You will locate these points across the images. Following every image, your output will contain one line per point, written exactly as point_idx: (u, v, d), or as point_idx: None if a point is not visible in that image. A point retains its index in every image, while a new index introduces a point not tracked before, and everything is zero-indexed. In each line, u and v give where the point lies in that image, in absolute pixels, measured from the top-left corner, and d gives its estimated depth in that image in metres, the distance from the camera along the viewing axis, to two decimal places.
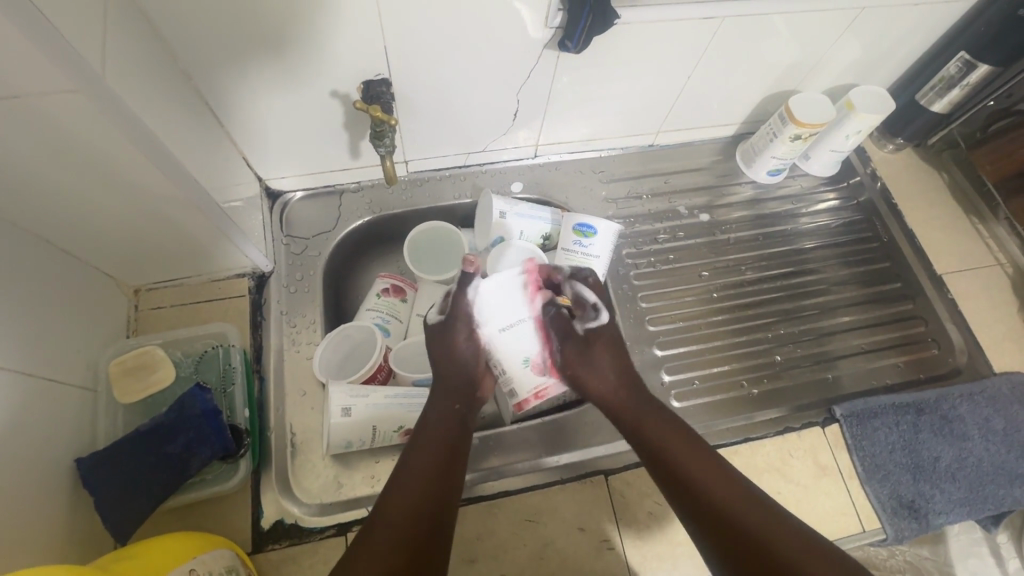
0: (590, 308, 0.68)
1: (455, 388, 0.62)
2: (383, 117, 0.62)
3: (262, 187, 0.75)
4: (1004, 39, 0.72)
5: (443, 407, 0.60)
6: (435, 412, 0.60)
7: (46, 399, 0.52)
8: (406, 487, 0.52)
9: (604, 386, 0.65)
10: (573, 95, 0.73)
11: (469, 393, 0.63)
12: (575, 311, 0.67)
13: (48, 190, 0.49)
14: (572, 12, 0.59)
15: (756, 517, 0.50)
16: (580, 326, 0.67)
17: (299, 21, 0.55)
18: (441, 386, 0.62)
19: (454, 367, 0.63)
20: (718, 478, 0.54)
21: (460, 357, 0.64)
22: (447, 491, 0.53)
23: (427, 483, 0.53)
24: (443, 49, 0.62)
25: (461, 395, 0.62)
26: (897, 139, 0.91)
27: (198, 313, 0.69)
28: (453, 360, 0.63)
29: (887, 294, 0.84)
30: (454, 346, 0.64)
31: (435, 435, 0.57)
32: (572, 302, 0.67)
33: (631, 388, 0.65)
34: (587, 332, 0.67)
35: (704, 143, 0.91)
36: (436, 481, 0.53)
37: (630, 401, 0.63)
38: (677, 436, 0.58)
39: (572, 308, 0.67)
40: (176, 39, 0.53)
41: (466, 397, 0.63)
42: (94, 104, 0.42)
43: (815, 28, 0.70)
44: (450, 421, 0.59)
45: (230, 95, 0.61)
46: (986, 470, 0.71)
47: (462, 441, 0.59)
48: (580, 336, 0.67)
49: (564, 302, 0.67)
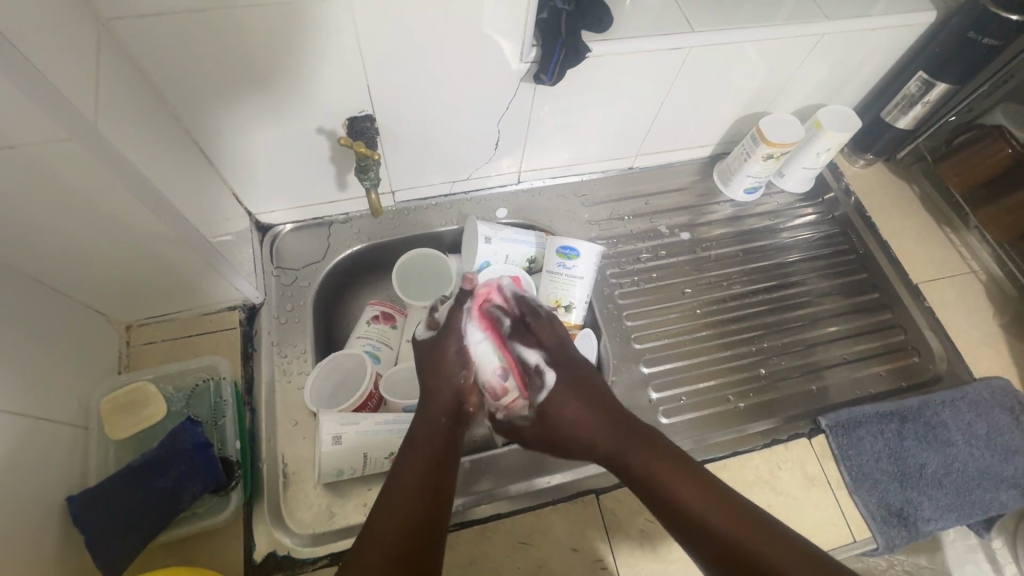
0: (551, 353, 0.67)
1: (442, 402, 0.63)
2: (367, 152, 0.65)
3: (253, 221, 0.77)
4: (958, 60, 0.76)
5: (429, 424, 0.61)
6: (422, 426, 0.60)
7: (37, 439, 0.52)
8: (396, 505, 0.53)
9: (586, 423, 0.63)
10: (553, 123, 0.76)
11: (457, 407, 0.64)
12: (533, 356, 0.67)
13: (43, 231, 0.50)
14: (547, 47, 0.63)
15: (718, 515, 0.54)
16: (539, 372, 0.66)
17: (284, 62, 0.57)
18: (429, 402, 0.62)
19: (441, 382, 0.63)
20: (689, 480, 0.57)
21: (447, 369, 0.64)
22: (438, 509, 0.54)
23: (414, 497, 0.54)
24: (424, 86, 0.65)
25: (446, 408, 0.63)
26: (867, 154, 0.95)
27: (190, 347, 0.70)
28: (444, 372, 0.64)
29: (867, 304, 0.86)
30: (443, 354, 0.64)
31: (421, 454, 0.57)
32: (534, 348, 0.67)
33: (615, 417, 0.63)
34: (547, 379, 0.66)
35: (682, 164, 0.94)
36: (425, 498, 0.54)
37: (614, 427, 0.63)
38: (648, 450, 0.60)
39: (531, 352, 0.67)
40: (167, 85, 0.56)
41: (452, 410, 0.63)
42: (87, 151, 0.44)
43: (779, 54, 0.74)
44: (435, 438, 0.60)
45: (220, 134, 0.63)
46: (972, 475, 0.71)
47: (450, 459, 0.59)
48: (540, 383, 0.66)
49: (523, 346, 0.67)
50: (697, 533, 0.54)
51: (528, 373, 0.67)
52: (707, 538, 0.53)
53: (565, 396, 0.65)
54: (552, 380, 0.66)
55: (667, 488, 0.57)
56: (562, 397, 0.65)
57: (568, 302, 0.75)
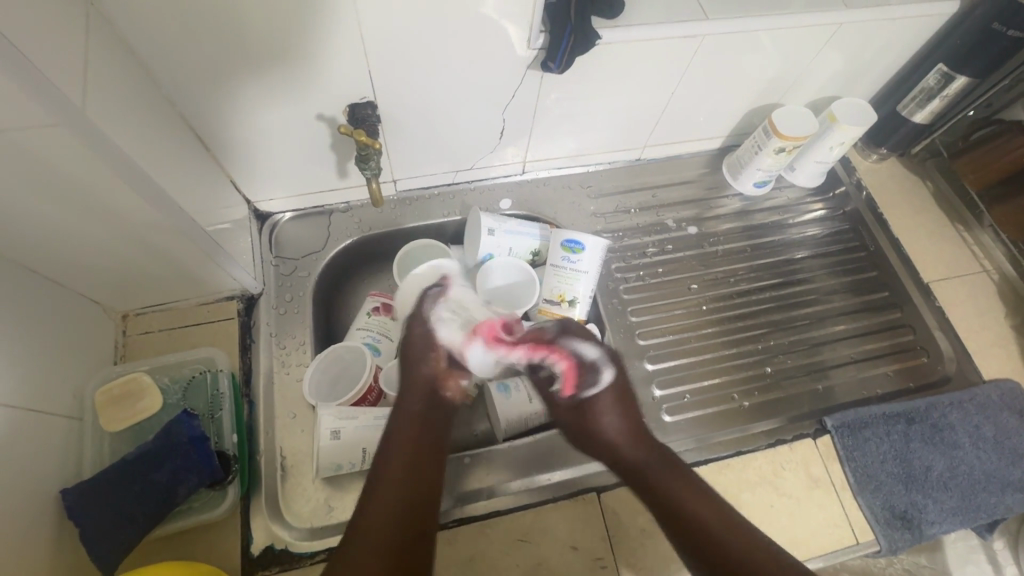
0: (605, 352, 0.67)
1: (418, 388, 0.62)
2: (368, 140, 0.63)
3: (251, 209, 0.76)
4: (980, 52, 0.73)
5: (403, 412, 0.60)
6: (401, 414, 0.60)
7: (30, 430, 0.52)
8: (378, 498, 0.52)
9: (620, 435, 0.63)
10: (560, 112, 0.74)
11: (433, 393, 0.62)
12: (589, 352, 0.67)
13: (32, 220, 0.49)
14: (555, 33, 0.60)
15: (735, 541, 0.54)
16: (595, 368, 0.66)
17: (282, 45, 0.55)
18: (407, 389, 0.62)
19: (415, 370, 0.63)
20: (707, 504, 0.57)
21: (416, 359, 0.63)
22: (422, 498, 0.54)
23: (396, 488, 0.53)
24: (428, 72, 0.63)
25: (421, 395, 0.62)
26: (880, 148, 0.93)
27: (186, 337, 0.69)
28: (415, 359, 0.63)
29: (875, 302, 0.85)
30: (411, 339, 0.65)
31: (397, 446, 0.57)
32: (592, 344, 0.67)
33: (645, 438, 0.64)
34: (602, 376, 0.66)
35: (691, 156, 0.92)
36: (405, 488, 0.54)
37: (645, 446, 0.63)
38: (681, 477, 0.59)
39: (589, 348, 0.66)
40: (161, 68, 0.54)
41: (432, 395, 0.62)
42: (74, 137, 0.43)
43: (794, 44, 0.72)
44: (415, 425, 0.59)
45: (216, 119, 0.61)
46: (978, 478, 0.71)
47: (430, 445, 0.58)
48: (594, 379, 0.66)
49: (580, 342, 0.66)
50: (693, 544, 0.55)
51: (582, 368, 0.66)
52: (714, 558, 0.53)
53: (610, 400, 0.65)
54: (607, 378, 0.67)
55: (679, 501, 0.57)
56: (609, 399, 0.66)
57: (572, 296, 0.73)
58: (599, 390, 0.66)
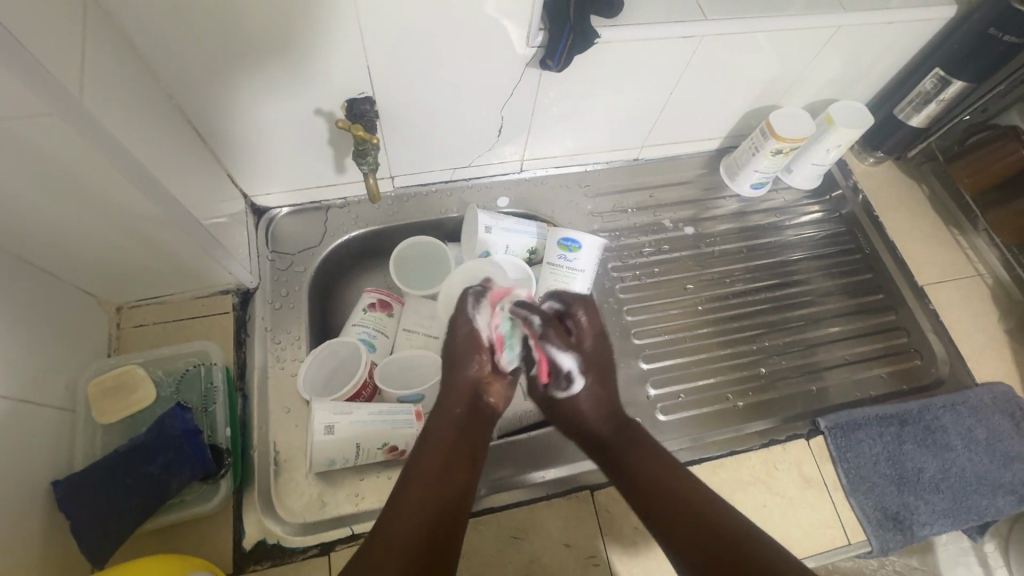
0: (583, 362, 0.64)
1: (460, 393, 0.61)
2: (365, 135, 0.63)
3: (248, 203, 0.76)
4: (977, 57, 0.74)
5: (444, 417, 0.59)
6: (441, 421, 0.59)
7: (22, 421, 0.51)
8: (409, 503, 0.51)
9: (590, 423, 0.63)
10: (558, 110, 0.74)
11: (475, 398, 0.62)
12: (567, 361, 0.63)
13: (25, 210, 0.49)
14: (554, 32, 0.60)
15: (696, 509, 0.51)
16: (569, 377, 0.63)
17: (280, 39, 0.55)
18: (447, 395, 0.61)
19: (457, 374, 0.62)
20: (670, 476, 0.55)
21: (460, 360, 0.62)
22: (455, 504, 0.52)
23: (430, 494, 0.52)
24: (427, 68, 0.63)
25: (463, 399, 0.61)
26: (877, 152, 0.93)
27: (181, 331, 0.69)
28: (460, 359, 0.62)
29: (870, 305, 0.85)
30: (455, 340, 0.63)
31: (436, 446, 0.56)
32: (566, 353, 0.63)
33: (618, 417, 0.63)
34: (574, 385, 0.63)
35: (689, 157, 0.92)
36: (440, 491, 0.52)
37: (616, 425, 0.62)
38: (641, 451, 0.59)
39: (566, 357, 0.63)
40: (159, 59, 0.54)
41: (472, 402, 0.61)
42: (70, 126, 0.42)
43: (792, 46, 0.72)
44: (455, 433, 0.58)
45: (213, 112, 0.61)
46: (969, 480, 0.71)
47: (469, 453, 0.57)
48: (564, 386, 0.63)
49: (557, 349, 0.63)
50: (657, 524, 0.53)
51: (556, 375, 0.63)
52: (666, 523, 0.52)
53: (593, 394, 0.64)
54: (577, 390, 0.63)
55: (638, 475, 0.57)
56: (584, 403, 0.63)
57: None
58: (571, 398, 0.63)
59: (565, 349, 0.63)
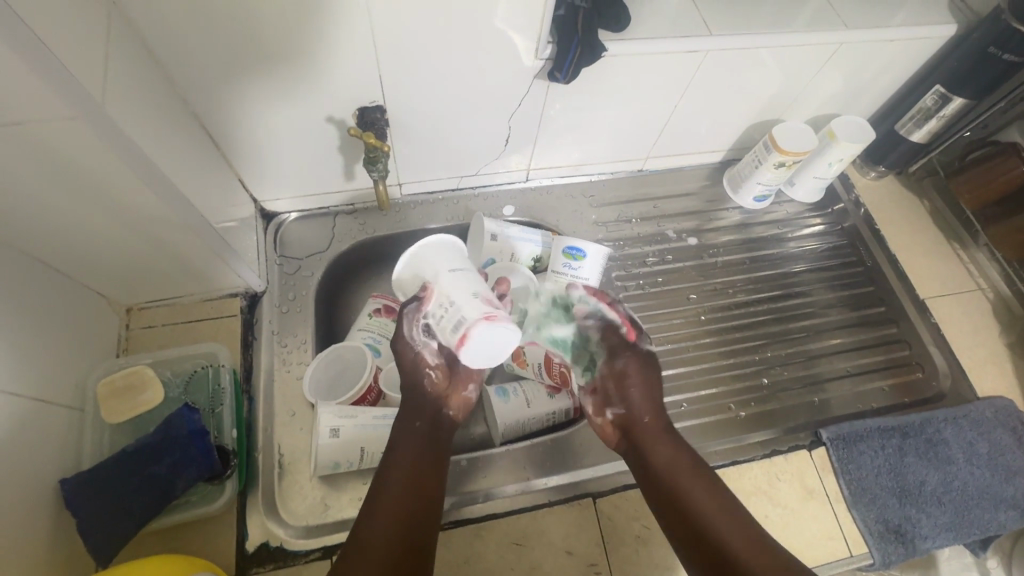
0: (640, 317, 0.68)
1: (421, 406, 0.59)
2: (376, 143, 0.65)
3: (258, 208, 0.77)
4: (976, 75, 0.75)
5: (407, 432, 0.58)
6: (404, 435, 0.57)
7: (33, 419, 0.52)
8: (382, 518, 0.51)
9: (640, 404, 0.61)
10: (564, 121, 0.75)
11: (436, 411, 0.60)
12: (632, 316, 0.66)
13: (42, 211, 0.50)
14: (562, 44, 0.62)
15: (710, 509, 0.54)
16: (639, 332, 0.65)
17: (295, 48, 0.56)
18: (407, 407, 0.59)
19: (416, 388, 0.59)
20: (692, 476, 0.56)
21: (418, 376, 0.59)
22: (426, 514, 0.53)
23: (402, 507, 0.52)
24: (437, 78, 0.64)
25: (424, 412, 0.59)
26: (879, 166, 0.94)
27: (189, 332, 0.70)
28: (416, 374, 0.59)
29: (872, 317, 0.85)
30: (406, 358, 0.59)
31: (402, 463, 0.55)
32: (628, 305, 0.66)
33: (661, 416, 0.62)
34: (648, 338, 0.65)
35: (693, 169, 0.93)
36: (411, 510, 0.53)
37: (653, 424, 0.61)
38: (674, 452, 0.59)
39: (632, 310, 0.66)
40: (176, 65, 0.55)
41: (432, 414, 0.60)
42: (90, 130, 0.43)
43: (795, 61, 0.73)
44: (420, 446, 0.57)
45: (225, 118, 0.62)
46: (971, 494, 0.71)
47: (434, 465, 0.57)
48: (645, 340, 0.65)
49: (621, 305, 0.66)
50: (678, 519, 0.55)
51: (635, 328, 0.65)
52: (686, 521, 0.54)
53: (650, 367, 0.64)
54: (648, 346, 0.65)
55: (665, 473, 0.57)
56: (647, 369, 0.63)
57: None
58: (649, 353, 0.64)
59: (627, 304, 0.67)
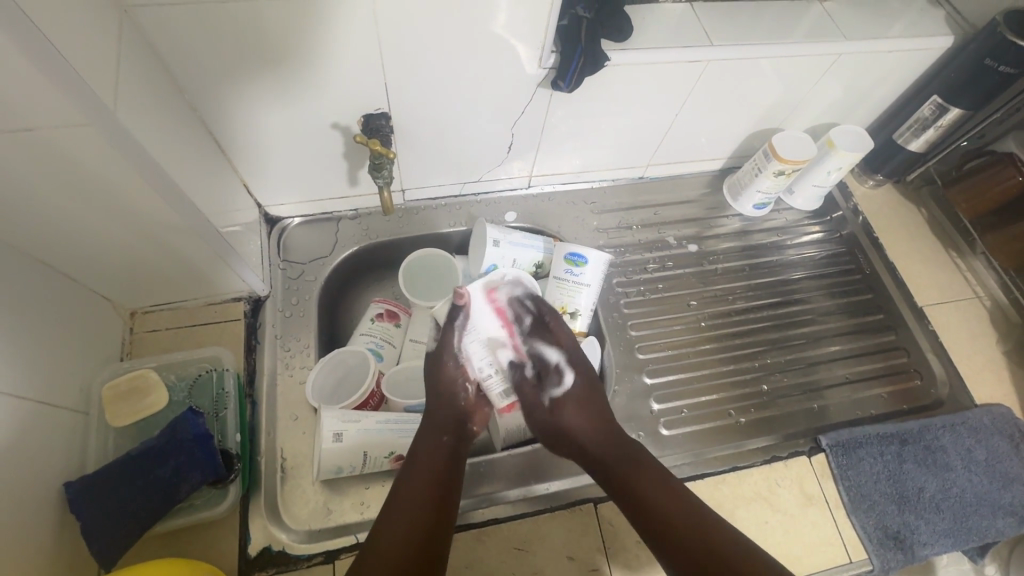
0: (570, 353, 0.69)
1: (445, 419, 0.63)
2: (382, 150, 0.65)
3: (261, 213, 0.77)
4: (973, 86, 0.76)
5: (431, 442, 0.61)
6: (428, 444, 0.60)
7: (38, 423, 0.52)
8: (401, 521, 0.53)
9: (581, 434, 0.65)
10: (566, 129, 0.76)
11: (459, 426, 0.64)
12: (553, 355, 0.69)
13: (50, 214, 0.50)
14: (565, 54, 0.63)
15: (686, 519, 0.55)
16: (558, 371, 0.69)
17: (302, 56, 0.57)
18: (433, 419, 0.63)
19: (445, 400, 0.64)
20: (661, 487, 0.58)
21: (448, 390, 0.65)
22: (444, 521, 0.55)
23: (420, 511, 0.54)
24: (441, 86, 0.65)
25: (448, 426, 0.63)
26: (877, 175, 0.95)
27: (193, 336, 0.70)
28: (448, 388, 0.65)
29: (870, 324, 0.86)
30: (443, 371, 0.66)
31: (424, 471, 0.58)
32: (553, 347, 0.69)
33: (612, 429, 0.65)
34: (566, 378, 0.68)
35: (693, 176, 0.94)
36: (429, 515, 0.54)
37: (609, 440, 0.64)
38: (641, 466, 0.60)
39: (552, 351, 0.69)
40: (185, 72, 0.56)
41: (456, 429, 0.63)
42: (102, 136, 0.44)
43: (795, 72, 0.74)
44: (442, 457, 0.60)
45: (231, 124, 0.63)
46: (969, 501, 0.71)
47: (453, 477, 0.59)
48: (557, 380, 0.68)
49: (545, 345, 0.69)
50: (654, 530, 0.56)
51: (546, 372, 0.69)
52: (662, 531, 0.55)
53: (583, 395, 0.68)
54: (570, 381, 0.68)
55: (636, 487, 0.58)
56: (575, 400, 0.67)
57: (574, 309, 0.75)
58: (565, 391, 0.68)
59: (552, 343, 0.69)
